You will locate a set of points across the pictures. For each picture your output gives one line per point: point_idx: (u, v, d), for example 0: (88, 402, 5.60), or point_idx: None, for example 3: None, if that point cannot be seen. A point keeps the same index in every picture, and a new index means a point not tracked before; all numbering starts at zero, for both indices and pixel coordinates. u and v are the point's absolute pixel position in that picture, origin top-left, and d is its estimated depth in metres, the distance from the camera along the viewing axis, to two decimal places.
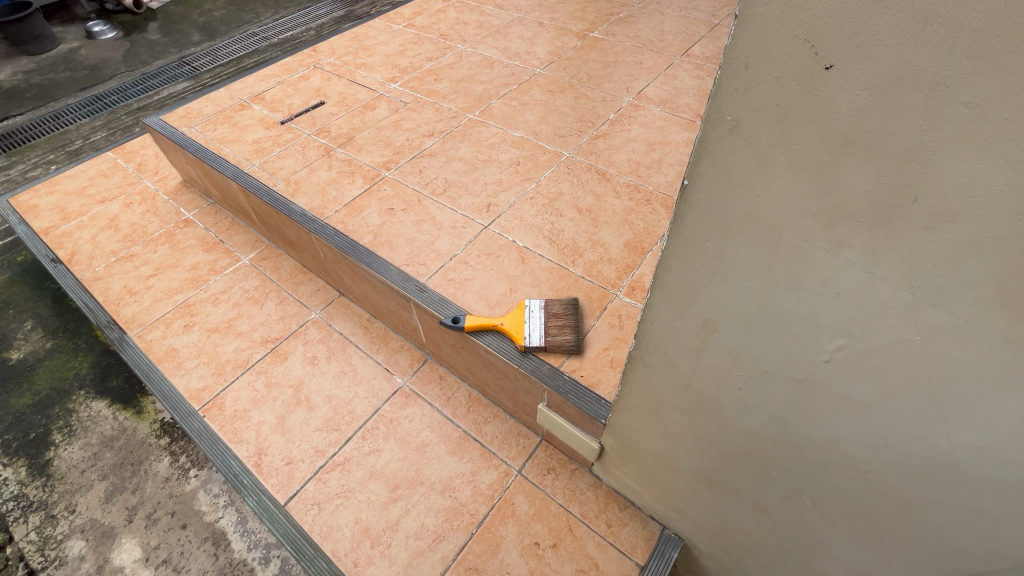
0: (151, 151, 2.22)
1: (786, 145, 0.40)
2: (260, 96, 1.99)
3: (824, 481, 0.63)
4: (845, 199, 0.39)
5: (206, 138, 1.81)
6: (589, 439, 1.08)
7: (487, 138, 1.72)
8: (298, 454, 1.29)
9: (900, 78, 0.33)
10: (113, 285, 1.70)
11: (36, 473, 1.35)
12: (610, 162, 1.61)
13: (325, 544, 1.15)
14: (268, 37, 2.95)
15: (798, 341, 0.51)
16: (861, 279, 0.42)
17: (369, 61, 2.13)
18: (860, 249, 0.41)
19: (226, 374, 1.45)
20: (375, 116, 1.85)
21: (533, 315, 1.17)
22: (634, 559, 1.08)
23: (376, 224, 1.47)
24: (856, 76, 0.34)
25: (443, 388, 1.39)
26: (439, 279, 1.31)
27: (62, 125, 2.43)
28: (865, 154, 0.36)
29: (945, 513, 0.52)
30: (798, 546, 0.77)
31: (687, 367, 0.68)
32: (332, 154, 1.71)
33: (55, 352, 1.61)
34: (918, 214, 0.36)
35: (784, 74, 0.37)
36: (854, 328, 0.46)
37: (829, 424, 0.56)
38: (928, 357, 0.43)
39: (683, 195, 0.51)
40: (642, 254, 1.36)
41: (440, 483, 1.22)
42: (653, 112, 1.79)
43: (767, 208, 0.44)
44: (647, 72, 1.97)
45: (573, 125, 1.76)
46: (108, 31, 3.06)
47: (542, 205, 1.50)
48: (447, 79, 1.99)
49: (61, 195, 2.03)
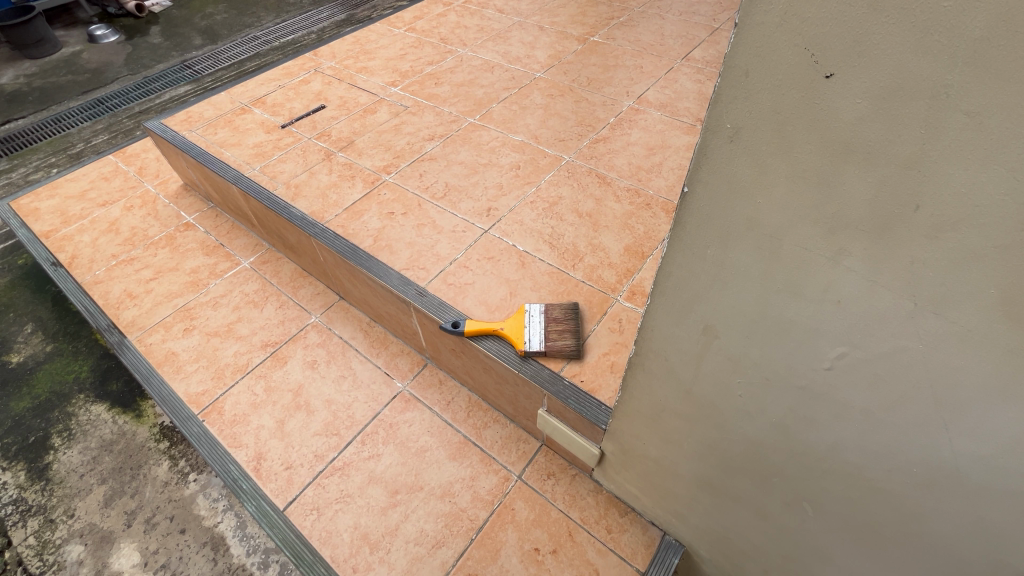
0: (153, 155, 2.23)
1: (787, 154, 0.40)
2: (261, 100, 1.99)
3: (826, 488, 0.62)
4: (845, 207, 0.39)
5: (207, 141, 1.81)
6: (590, 445, 1.07)
7: (487, 142, 1.72)
8: (297, 459, 1.28)
9: (900, 87, 0.32)
10: (114, 289, 1.69)
11: (35, 477, 1.35)
12: (611, 167, 1.61)
13: (325, 550, 1.15)
14: (270, 40, 2.96)
15: (799, 348, 0.51)
16: (863, 288, 0.42)
17: (369, 65, 2.13)
18: (862, 257, 0.40)
19: (226, 378, 1.45)
20: (375, 120, 1.85)
21: (533, 319, 1.17)
22: (634, 565, 1.07)
23: (376, 228, 1.47)
24: (857, 85, 0.34)
25: (443, 392, 1.39)
26: (439, 284, 1.31)
27: (63, 128, 2.43)
28: (866, 164, 0.36)
29: (947, 521, 0.52)
30: (799, 553, 0.76)
31: (688, 374, 0.68)
32: (332, 158, 1.71)
33: (54, 355, 1.61)
34: (921, 223, 0.36)
35: (784, 82, 0.37)
36: (855, 337, 0.46)
37: (830, 431, 0.55)
38: (929, 366, 0.42)
39: (683, 201, 0.50)
40: (642, 258, 1.36)
41: (440, 488, 1.21)
42: (654, 116, 1.79)
43: (767, 215, 0.44)
44: (648, 76, 1.98)
45: (573, 128, 1.76)
46: (110, 35, 3.07)
47: (542, 208, 1.50)
48: (448, 83, 2.00)
49: (62, 198, 2.04)
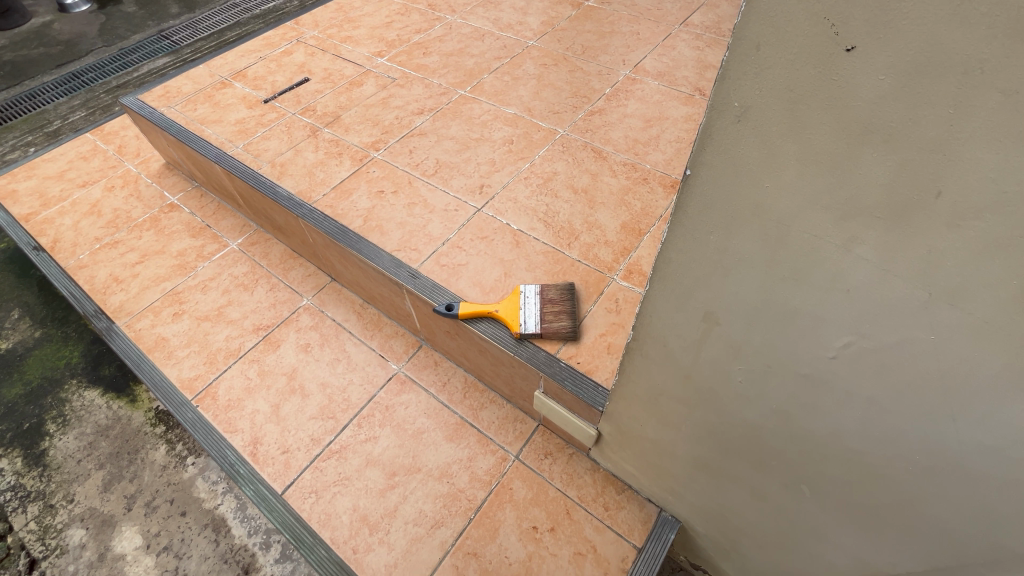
0: (132, 132, 2.15)
1: (799, 135, 0.37)
2: (241, 73, 1.91)
3: (825, 472, 0.62)
4: (861, 193, 0.36)
5: (187, 118, 1.74)
6: (587, 426, 1.07)
7: (479, 116, 1.66)
8: (294, 443, 1.28)
9: (928, 63, 0.29)
10: (99, 273, 1.65)
11: (33, 463, 1.35)
12: (607, 140, 1.56)
13: (325, 532, 1.15)
14: (251, 8, 2.82)
15: (803, 336, 0.49)
16: (875, 276, 0.40)
17: (354, 34, 2.04)
18: (875, 245, 0.38)
19: (218, 363, 1.43)
20: (362, 93, 1.78)
21: (528, 301, 1.15)
22: (632, 541, 1.09)
23: (366, 207, 1.42)
24: (881, 59, 0.31)
25: (439, 373, 1.38)
26: (432, 265, 1.28)
27: (39, 105, 2.33)
28: (886, 146, 0.33)
29: (949, 507, 0.51)
30: (796, 532, 0.77)
31: (687, 360, 0.66)
32: (318, 134, 1.65)
33: (44, 341, 1.59)
34: (941, 210, 0.34)
35: (800, 56, 0.34)
36: (863, 325, 0.44)
37: (831, 418, 0.55)
38: (941, 357, 0.41)
39: (684, 185, 0.48)
40: (639, 236, 1.33)
41: (438, 469, 1.21)
42: (651, 85, 1.73)
43: (776, 200, 0.41)
44: (645, 42, 1.90)
45: (568, 100, 1.70)
46: (82, 3, 2.91)
47: (536, 184, 1.46)
48: (437, 53, 1.92)
49: (41, 179, 1.97)
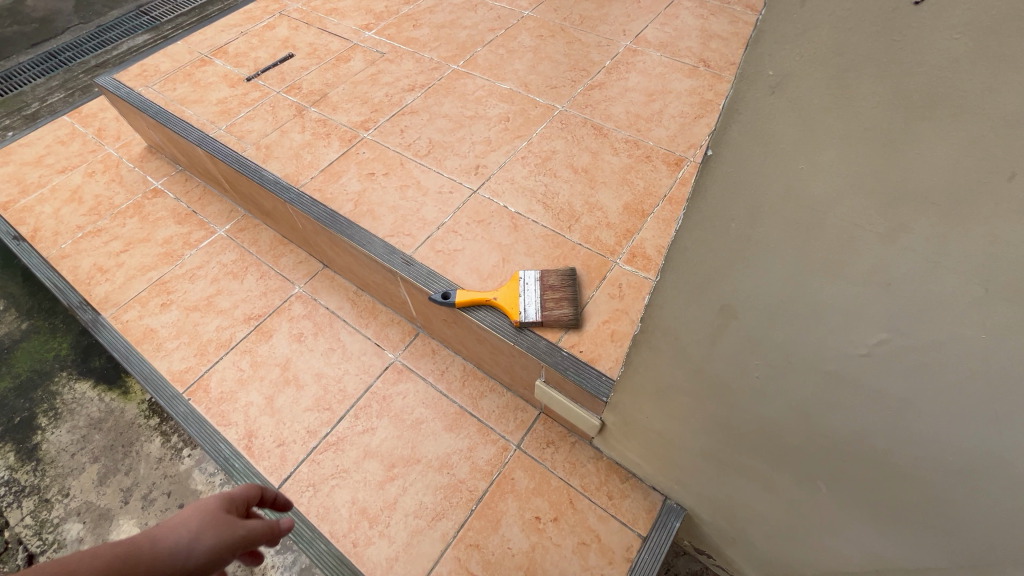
0: (111, 114, 2.06)
1: (846, 106, 0.32)
2: (222, 50, 1.81)
3: (844, 470, 0.59)
4: (915, 174, 0.31)
5: (167, 98, 1.66)
6: (590, 416, 1.04)
7: (473, 92, 1.58)
8: (290, 435, 1.25)
9: (1015, 15, 0.25)
10: (83, 263, 1.60)
11: (26, 458, 1.32)
12: (607, 116, 1.49)
13: (324, 526, 1.13)
14: None
15: (831, 332, 0.45)
16: (923, 271, 0.35)
17: (340, 6, 1.93)
18: (926, 235, 0.33)
19: (209, 355, 1.39)
20: (350, 69, 1.69)
21: (528, 287, 1.10)
22: (636, 530, 1.07)
23: (356, 191, 1.36)
24: (954, 13, 0.26)
25: (436, 361, 1.34)
26: (427, 251, 1.23)
27: (15, 87, 2.23)
28: (951, 119, 0.29)
29: (981, 511, 0.48)
30: (808, 526, 0.74)
31: (698, 353, 0.62)
32: (305, 114, 1.57)
33: (31, 333, 1.54)
34: (1012, 195, 0.29)
35: (855, 11, 0.30)
36: (902, 323, 0.40)
37: (855, 417, 0.51)
38: (990, 359, 0.36)
39: (707, 165, 0.44)
40: (642, 217, 1.28)
41: (438, 460, 1.19)
42: (653, 57, 1.65)
43: (811, 183, 0.37)
44: (646, 11, 1.81)
45: (566, 73, 1.62)
46: None
47: (534, 164, 1.39)
48: (428, 25, 1.82)
49: (18, 165, 1.89)
